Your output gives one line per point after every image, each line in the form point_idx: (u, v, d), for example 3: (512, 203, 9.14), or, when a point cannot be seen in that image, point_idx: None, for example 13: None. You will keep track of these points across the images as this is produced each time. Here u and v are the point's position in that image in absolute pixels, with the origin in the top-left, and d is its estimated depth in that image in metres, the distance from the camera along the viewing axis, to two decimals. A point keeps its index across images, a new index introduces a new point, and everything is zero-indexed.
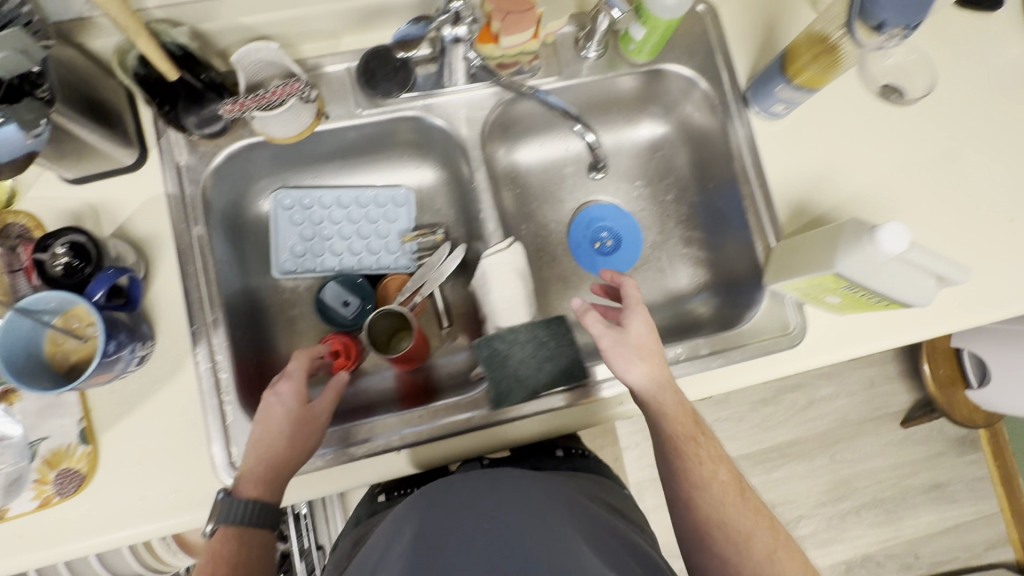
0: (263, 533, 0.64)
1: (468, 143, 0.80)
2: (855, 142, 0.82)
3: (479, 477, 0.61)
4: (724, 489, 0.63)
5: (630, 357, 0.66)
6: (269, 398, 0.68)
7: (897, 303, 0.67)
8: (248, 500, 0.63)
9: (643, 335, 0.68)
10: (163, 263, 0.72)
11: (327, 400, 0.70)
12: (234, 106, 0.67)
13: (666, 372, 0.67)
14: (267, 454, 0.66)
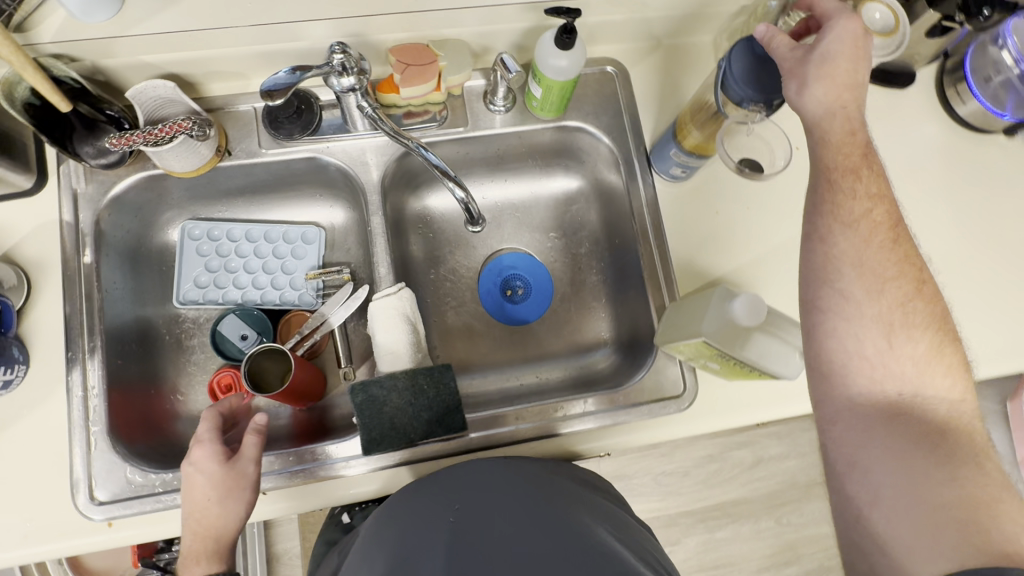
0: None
1: (369, 186, 0.81)
2: (756, 208, 0.83)
3: (416, 488, 0.66)
4: (895, 313, 0.57)
5: (813, 72, 0.58)
6: (188, 470, 0.67)
7: (766, 375, 0.66)
8: None
9: (840, 59, 0.57)
10: (47, 288, 0.73)
11: (251, 449, 0.69)
12: (120, 140, 0.68)
13: (852, 97, 0.58)
14: (203, 530, 0.66)
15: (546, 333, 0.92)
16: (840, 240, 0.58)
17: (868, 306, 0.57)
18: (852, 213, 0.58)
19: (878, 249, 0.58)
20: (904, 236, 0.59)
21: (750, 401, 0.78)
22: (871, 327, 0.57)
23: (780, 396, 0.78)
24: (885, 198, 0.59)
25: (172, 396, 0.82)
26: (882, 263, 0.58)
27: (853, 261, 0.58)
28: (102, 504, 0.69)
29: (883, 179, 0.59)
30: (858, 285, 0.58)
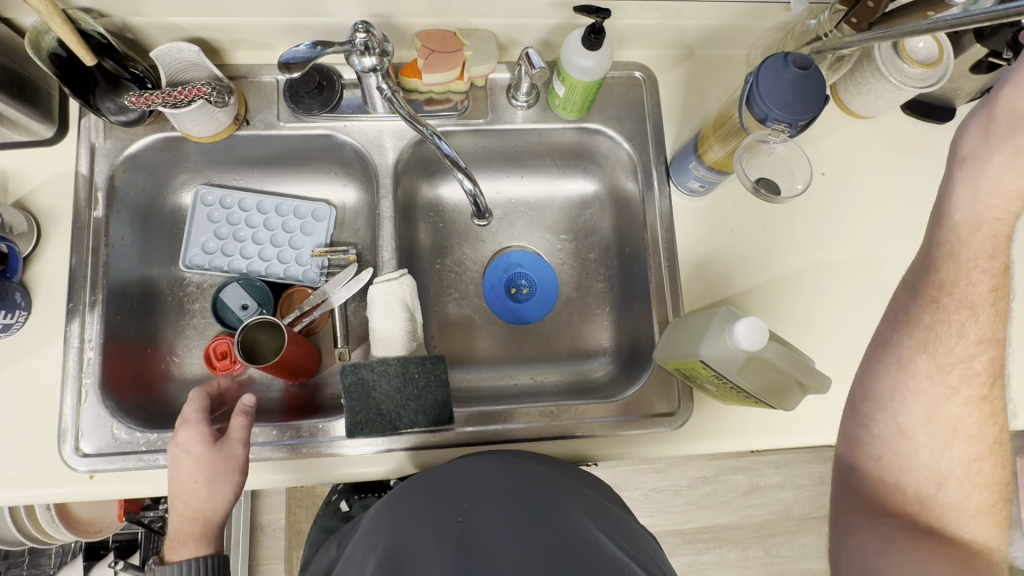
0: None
1: (382, 169, 0.81)
2: (774, 230, 0.80)
3: (418, 485, 0.65)
4: (955, 463, 0.56)
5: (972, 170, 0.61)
6: (176, 451, 0.69)
7: (762, 403, 0.64)
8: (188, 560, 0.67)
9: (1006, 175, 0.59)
10: (56, 238, 0.74)
11: (236, 432, 0.69)
12: (140, 99, 0.69)
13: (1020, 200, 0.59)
14: (192, 511, 0.69)
15: (546, 335, 0.91)
16: (916, 369, 0.59)
17: (925, 421, 0.58)
18: (944, 332, 0.58)
19: (962, 399, 0.57)
20: (997, 390, 0.58)
21: (744, 428, 0.75)
22: (934, 440, 0.57)
23: (778, 426, 0.76)
24: (993, 339, 0.58)
25: (168, 357, 0.83)
26: (953, 389, 0.58)
27: (918, 392, 0.58)
28: (87, 457, 0.69)
29: (999, 324, 0.58)
30: (939, 399, 0.58)
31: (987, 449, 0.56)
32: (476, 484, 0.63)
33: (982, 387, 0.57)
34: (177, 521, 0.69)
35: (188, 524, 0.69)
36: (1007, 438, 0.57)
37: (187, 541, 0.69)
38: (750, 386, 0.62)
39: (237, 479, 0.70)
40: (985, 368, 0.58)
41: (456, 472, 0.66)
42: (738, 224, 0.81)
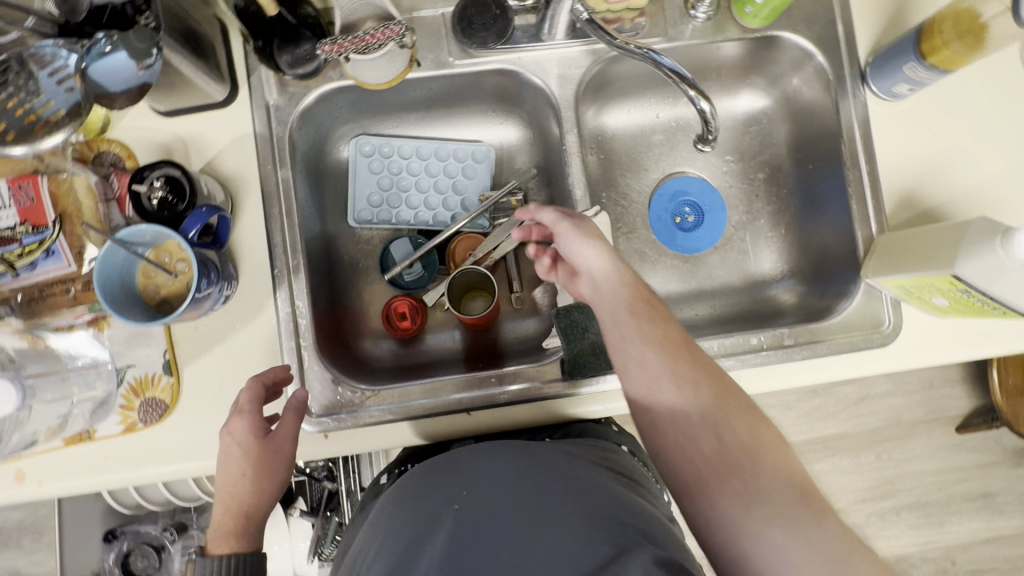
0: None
1: (560, 101, 0.76)
2: (984, 130, 0.75)
3: (421, 472, 0.62)
4: (672, 419, 0.55)
5: (582, 239, 0.64)
6: (223, 438, 0.60)
7: (1017, 312, 0.62)
8: (224, 560, 0.57)
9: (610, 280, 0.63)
10: (248, 204, 0.72)
11: (292, 424, 0.62)
12: (333, 47, 0.64)
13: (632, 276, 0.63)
14: (232, 505, 0.59)
15: (719, 263, 0.89)
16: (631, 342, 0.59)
17: (661, 408, 0.55)
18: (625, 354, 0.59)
19: (655, 350, 0.57)
20: (704, 361, 0.57)
21: (965, 339, 0.73)
22: (663, 404, 0.55)
23: (995, 336, 0.73)
24: (683, 345, 0.58)
25: (355, 314, 0.83)
26: (652, 353, 0.57)
27: (659, 376, 0.56)
28: (317, 417, 0.71)
29: (652, 312, 0.60)
30: (654, 386, 0.56)
31: (772, 427, 0.54)
32: (478, 464, 0.59)
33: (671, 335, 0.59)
34: (219, 521, 0.58)
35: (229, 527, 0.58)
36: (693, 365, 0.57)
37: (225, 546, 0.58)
38: (1012, 297, 0.59)
39: (284, 474, 0.62)
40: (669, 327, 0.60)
41: (449, 456, 0.62)
42: (945, 128, 0.75)
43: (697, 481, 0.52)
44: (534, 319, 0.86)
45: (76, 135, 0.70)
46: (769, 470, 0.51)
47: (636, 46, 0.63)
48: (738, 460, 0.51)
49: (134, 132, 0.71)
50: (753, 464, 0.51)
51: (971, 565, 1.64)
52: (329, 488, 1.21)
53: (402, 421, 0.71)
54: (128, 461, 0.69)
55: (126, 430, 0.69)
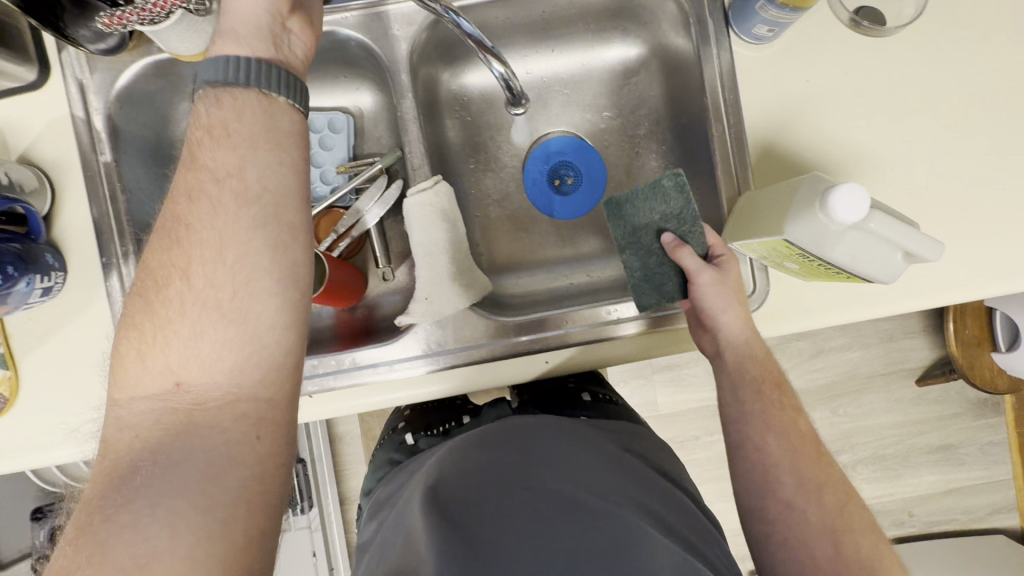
0: (260, 136, 0.46)
1: (396, 64, 0.71)
2: (851, 73, 0.68)
3: (491, 438, 0.61)
4: (817, 492, 0.57)
5: (726, 303, 0.63)
6: None
7: (858, 277, 0.57)
8: (229, 60, 0.48)
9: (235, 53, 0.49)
10: (71, 190, 0.70)
11: None
12: (111, 21, 0.59)
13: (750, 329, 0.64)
14: (243, 21, 0.51)
15: (598, 227, 0.84)
16: (774, 446, 0.60)
17: (792, 482, 0.58)
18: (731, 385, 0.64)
19: (796, 439, 0.60)
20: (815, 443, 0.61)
21: (833, 301, 0.68)
22: (788, 494, 0.58)
23: (868, 297, 0.67)
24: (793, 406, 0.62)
25: None
26: (766, 410, 0.62)
27: (762, 442, 0.61)
28: None
29: (789, 408, 0.62)
30: (774, 460, 0.60)
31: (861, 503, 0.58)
32: (561, 441, 0.60)
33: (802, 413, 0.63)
34: (241, 95, 0.48)
35: (252, 95, 0.48)
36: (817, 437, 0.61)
37: (229, 151, 0.46)
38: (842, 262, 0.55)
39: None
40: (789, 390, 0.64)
41: (533, 422, 0.64)
42: (815, 71, 0.69)
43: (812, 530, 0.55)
44: (401, 295, 0.83)
45: None
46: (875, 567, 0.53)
47: (455, 18, 0.56)
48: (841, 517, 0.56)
49: None
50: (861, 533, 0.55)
51: (929, 516, 1.59)
52: None
53: None
54: None
55: None
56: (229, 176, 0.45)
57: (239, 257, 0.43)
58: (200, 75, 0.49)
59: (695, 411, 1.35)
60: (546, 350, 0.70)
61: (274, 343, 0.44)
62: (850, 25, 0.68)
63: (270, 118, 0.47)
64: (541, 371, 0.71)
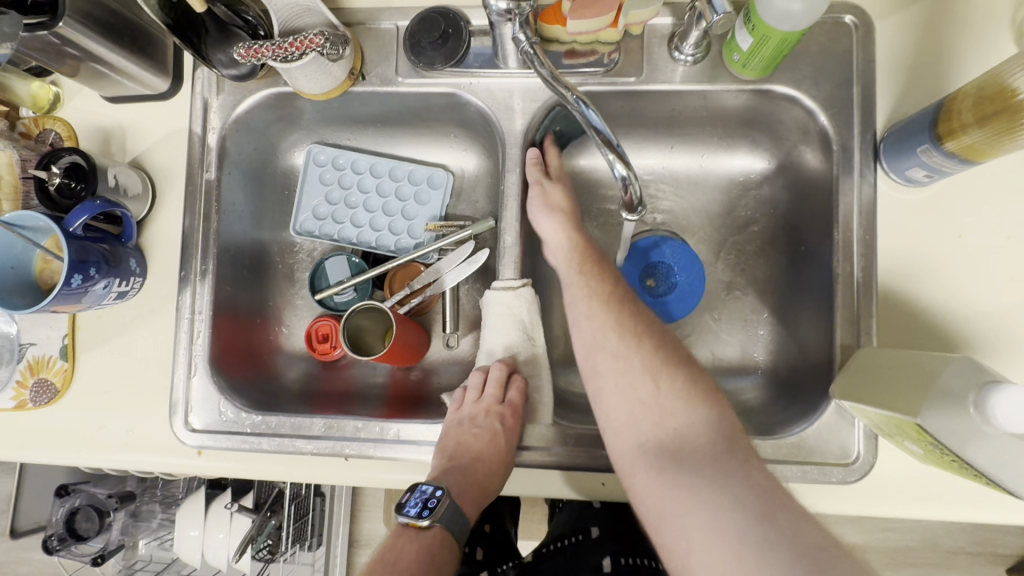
0: (449, 544, 0.62)
1: (509, 136, 0.69)
2: (1011, 239, 0.59)
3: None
4: (633, 410, 0.57)
5: (542, 211, 0.68)
6: (459, 413, 0.67)
7: (1000, 488, 0.47)
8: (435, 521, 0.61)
9: (468, 441, 0.64)
10: (170, 201, 0.71)
11: (516, 384, 0.66)
12: (247, 52, 0.61)
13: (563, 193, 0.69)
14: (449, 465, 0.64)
15: (683, 339, 0.77)
16: (622, 412, 0.58)
17: (628, 414, 0.57)
18: (603, 360, 0.60)
19: (620, 363, 0.60)
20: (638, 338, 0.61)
21: (942, 494, 0.58)
22: (641, 438, 0.56)
23: (990, 497, 0.57)
24: (615, 299, 0.63)
25: (276, 328, 0.80)
26: (637, 375, 0.58)
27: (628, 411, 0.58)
28: (196, 432, 0.68)
29: (612, 310, 0.63)
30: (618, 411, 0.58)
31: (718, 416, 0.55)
32: None
33: (705, 379, 0.59)
34: (423, 534, 0.61)
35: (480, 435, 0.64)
36: (623, 315, 0.62)
37: (409, 541, 0.60)
38: (987, 471, 0.45)
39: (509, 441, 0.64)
40: (680, 358, 0.60)
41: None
42: (971, 228, 0.60)
43: (669, 466, 0.53)
44: (461, 364, 0.79)
45: (25, 110, 0.71)
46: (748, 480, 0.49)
47: (521, 32, 0.57)
48: (710, 446, 0.53)
49: (80, 114, 0.72)
50: (750, 459, 0.52)
51: None
52: (280, 487, 1.22)
53: (296, 454, 0.67)
54: (12, 438, 0.69)
55: (16, 406, 0.69)
56: (426, 545, 0.60)
57: (429, 565, 0.58)
58: (400, 512, 0.61)
59: None
60: (603, 473, 0.63)
61: (441, 564, 0.59)
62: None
63: (486, 406, 0.65)
64: (593, 493, 0.64)
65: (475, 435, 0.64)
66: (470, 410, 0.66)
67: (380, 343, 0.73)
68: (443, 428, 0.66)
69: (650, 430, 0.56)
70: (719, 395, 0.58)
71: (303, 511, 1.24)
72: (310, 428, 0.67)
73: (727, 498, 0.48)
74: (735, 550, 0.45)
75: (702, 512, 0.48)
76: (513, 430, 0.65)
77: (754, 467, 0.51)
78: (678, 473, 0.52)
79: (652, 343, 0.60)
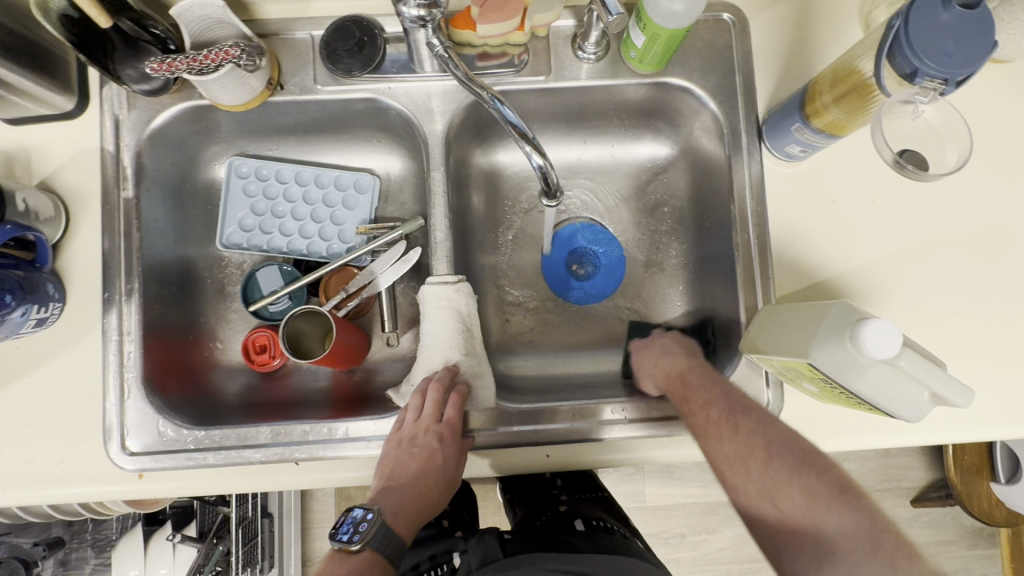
0: (380, 565, 0.62)
1: (432, 137, 0.72)
2: (875, 201, 0.69)
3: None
4: (756, 501, 0.59)
5: (652, 377, 0.70)
6: (397, 436, 0.67)
7: (880, 411, 0.55)
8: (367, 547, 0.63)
9: (406, 461, 0.65)
10: (85, 222, 0.69)
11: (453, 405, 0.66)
12: (161, 66, 0.61)
13: (676, 368, 0.68)
14: (386, 487, 0.66)
15: (612, 317, 0.82)
16: (744, 486, 0.59)
17: (754, 500, 0.59)
18: (726, 468, 0.61)
19: (732, 449, 0.60)
20: (726, 424, 0.61)
21: (840, 427, 0.66)
22: (766, 524, 0.58)
23: (878, 425, 0.66)
24: (721, 408, 0.62)
25: (211, 343, 0.79)
26: (740, 457, 0.60)
27: (739, 486, 0.60)
28: (134, 455, 0.66)
29: (710, 416, 0.62)
30: (748, 503, 0.59)
31: (843, 493, 0.56)
32: None
33: (827, 481, 0.56)
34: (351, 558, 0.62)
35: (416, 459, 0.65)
36: (724, 410, 0.62)
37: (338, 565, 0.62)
38: (866, 396, 0.53)
39: (445, 458, 0.66)
40: (795, 448, 0.58)
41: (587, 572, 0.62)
42: (842, 194, 0.69)
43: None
44: (403, 361, 0.81)
45: None
46: (898, 571, 0.51)
47: (434, 38, 0.59)
48: (847, 559, 0.53)
49: None
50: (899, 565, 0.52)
51: None
52: (225, 513, 1.18)
53: (244, 464, 0.66)
54: None
55: None
56: (355, 569, 0.61)
57: None
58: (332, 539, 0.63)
59: (680, 507, 1.37)
60: (546, 444, 0.68)
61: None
62: (892, 165, 0.60)
63: (421, 426, 0.66)
64: (539, 465, 0.68)
65: (413, 453, 0.65)
66: (408, 432, 0.66)
67: (322, 344, 0.75)
68: (383, 450, 0.66)
69: (783, 556, 0.57)
70: (844, 491, 0.56)
71: (252, 534, 1.21)
72: (257, 436, 0.67)
73: None
74: None
75: None
76: (449, 448, 0.66)
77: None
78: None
79: (749, 426, 0.60)
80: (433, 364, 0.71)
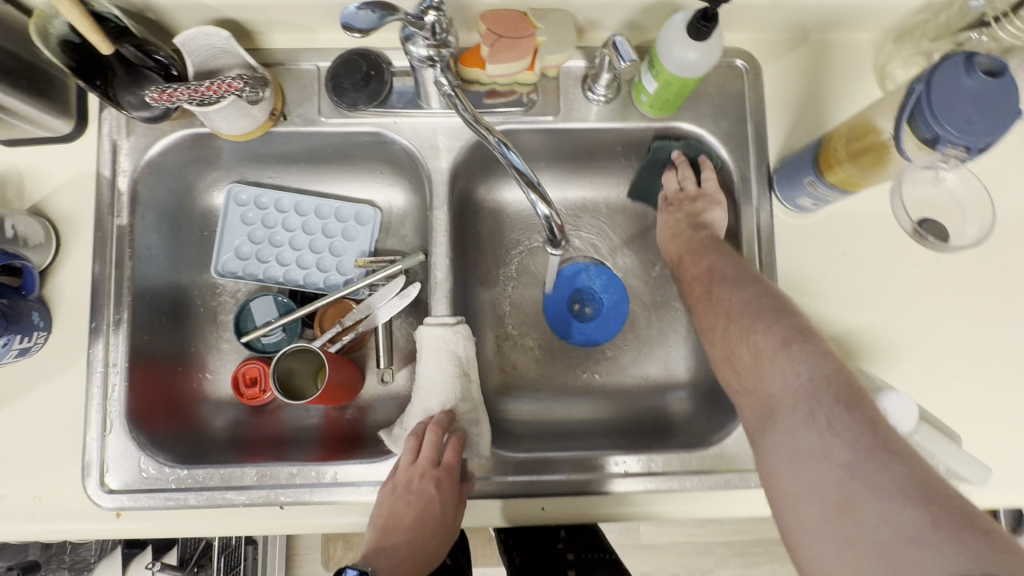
0: None
1: (436, 173, 0.70)
2: (887, 257, 0.67)
3: None
4: (728, 370, 0.59)
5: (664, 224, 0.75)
6: (394, 480, 0.63)
7: None
8: None
9: (403, 508, 0.62)
10: (76, 248, 0.67)
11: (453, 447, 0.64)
12: (160, 95, 0.59)
13: (684, 235, 0.71)
14: (383, 536, 0.61)
15: (613, 360, 0.80)
16: (720, 348, 0.60)
17: (727, 372, 0.59)
18: (709, 328, 0.62)
19: (717, 316, 0.62)
20: (705, 283, 0.65)
21: None
22: (742, 399, 0.56)
23: None
24: (707, 273, 0.66)
25: (199, 374, 0.76)
26: (716, 330, 0.61)
27: (724, 345, 0.60)
28: (113, 492, 0.63)
29: (699, 278, 0.67)
30: (727, 376, 0.59)
31: (809, 355, 0.52)
32: None
33: (784, 333, 0.55)
34: None
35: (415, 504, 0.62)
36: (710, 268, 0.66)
37: None
38: None
39: (444, 502, 0.63)
40: (771, 315, 0.57)
41: None
42: (854, 247, 0.68)
43: (767, 436, 0.51)
44: (398, 399, 0.78)
45: None
46: (848, 432, 0.46)
47: (443, 77, 0.58)
48: (787, 418, 0.50)
49: None
50: (835, 423, 0.47)
51: None
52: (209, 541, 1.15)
53: (226, 507, 0.64)
54: None
55: None
56: None
57: None
58: None
59: (675, 546, 1.33)
60: (541, 497, 0.65)
61: None
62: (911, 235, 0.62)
63: (420, 465, 0.63)
64: (535, 518, 0.65)
65: (412, 499, 0.62)
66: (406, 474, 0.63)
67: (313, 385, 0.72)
68: (380, 498, 0.63)
69: (749, 430, 0.55)
70: (797, 342, 0.53)
71: (235, 563, 1.17)
72: (241, 478, 0.64)
73: (819, 460, 0.46)
74: (833, 474, 0.45)
75: (801, 470, 0.47)
76: (448, 492, 0.63)
77: (837, 432, 0.47)
78: (778, 434, 0.50)
79: (727, 288, 0.62)
80: (428, 407, 0.69)
